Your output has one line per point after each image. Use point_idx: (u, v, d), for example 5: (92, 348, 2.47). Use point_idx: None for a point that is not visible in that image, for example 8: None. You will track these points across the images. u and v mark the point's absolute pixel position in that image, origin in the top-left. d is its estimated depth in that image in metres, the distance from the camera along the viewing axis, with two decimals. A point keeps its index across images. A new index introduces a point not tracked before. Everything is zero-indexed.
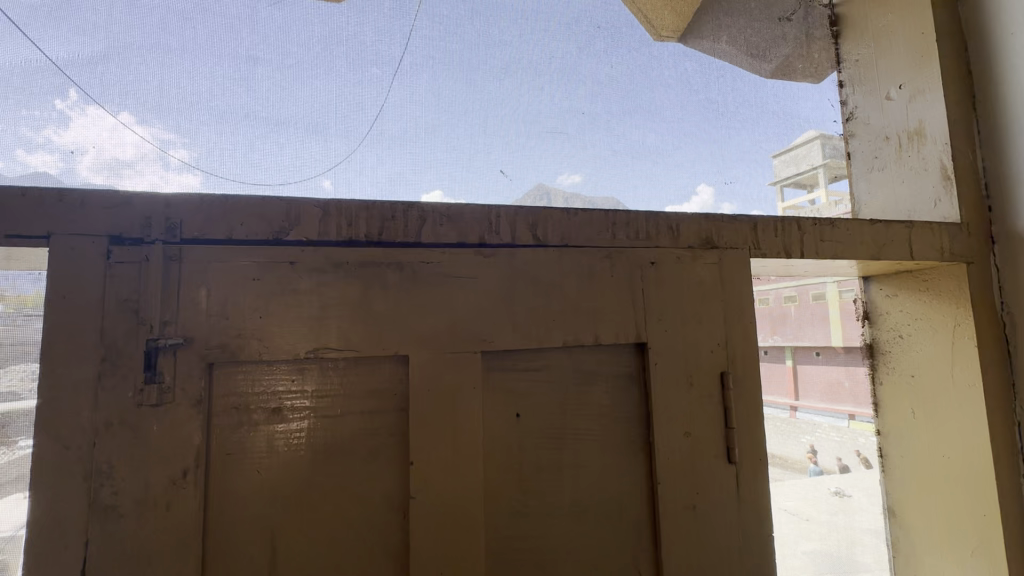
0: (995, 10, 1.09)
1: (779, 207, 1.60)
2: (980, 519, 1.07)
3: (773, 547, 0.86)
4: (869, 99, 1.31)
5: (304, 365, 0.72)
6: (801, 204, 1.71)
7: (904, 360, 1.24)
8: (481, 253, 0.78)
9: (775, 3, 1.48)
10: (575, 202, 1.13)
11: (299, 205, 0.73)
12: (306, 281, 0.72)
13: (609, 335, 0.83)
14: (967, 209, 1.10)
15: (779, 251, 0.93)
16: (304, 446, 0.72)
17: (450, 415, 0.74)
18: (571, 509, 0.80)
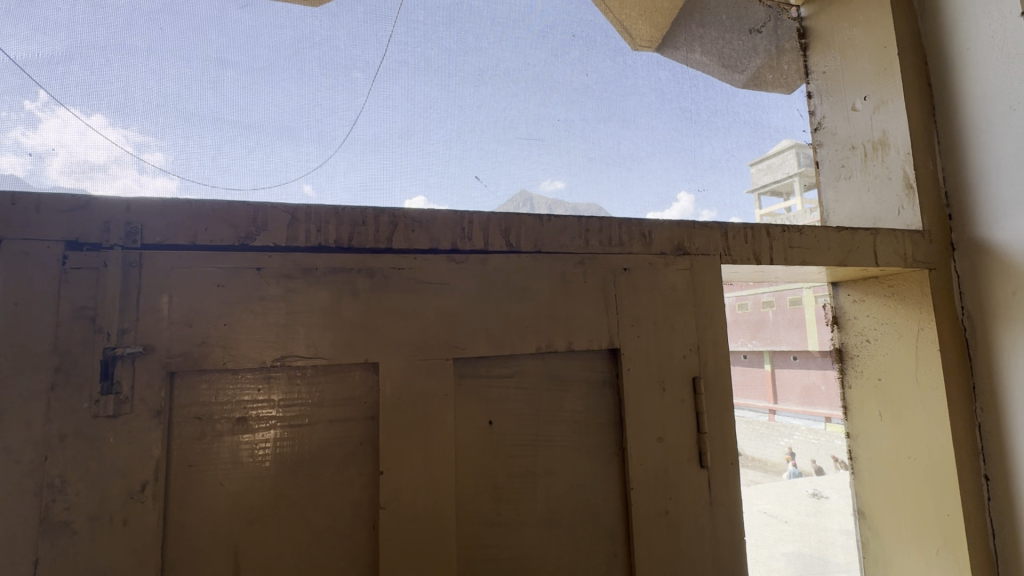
0: (951, 26, 1.14)
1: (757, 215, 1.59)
2: (944, 519, 1.09)
3: (744, 550, 0.86)
4: (837, 109, 1.35)
5: (271, 374, 0.71)
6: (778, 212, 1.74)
7: (872, 364, 1.27)
8: (453, 259, 0.78)
9: (746, 16, 1.50)
10: (557, 208, 1.13)
11: (266, 209, 0.71)
12: (274, 287, 0.71)
13: (582, 341, 0.83)
14: (929, 218, 1.14)
15: (749, 257, 0.95)
16: (269, 456, 0.70)
17: (422, 424, 0.73)
18: (546, 515, 0.79)
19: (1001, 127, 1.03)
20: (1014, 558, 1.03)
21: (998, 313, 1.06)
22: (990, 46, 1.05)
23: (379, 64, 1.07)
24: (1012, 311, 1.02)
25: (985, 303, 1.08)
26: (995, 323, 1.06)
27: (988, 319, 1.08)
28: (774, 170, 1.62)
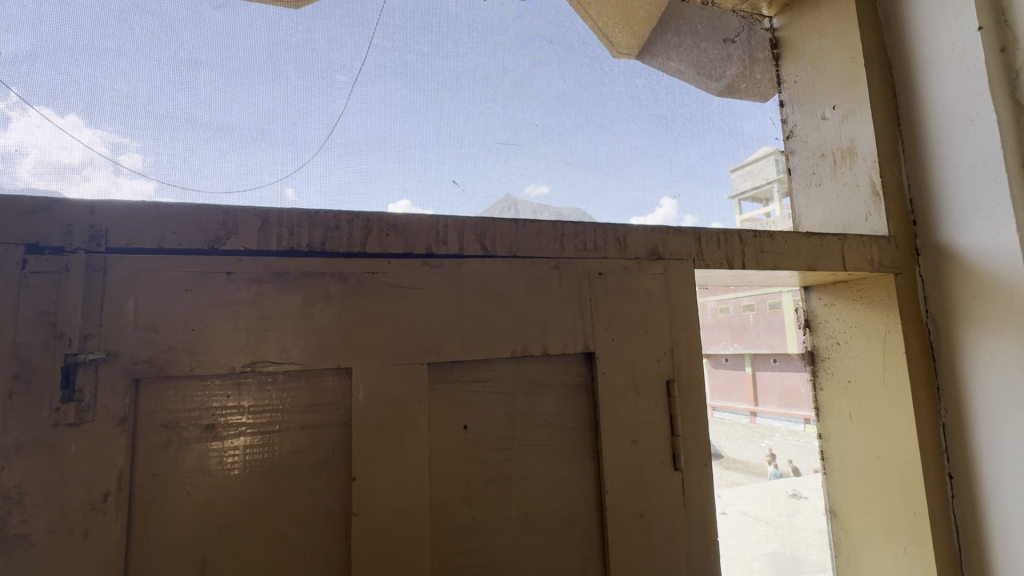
0: (914, 39, 1.18)
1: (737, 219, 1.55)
2: (911, 517, 1.12)
3: (717, 551, 0.88)
4: (807, 118, 1.39)
5: (241, 380, 0.70)
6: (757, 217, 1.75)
7: (842, 366, 1.30)
8: (427, 263, 0.78)
9: (720, 26, 1.54)
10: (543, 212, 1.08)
11: (236, 213, 0.70)
12: (244, 292, 0.70)
13: (557, 345, 0.83)
14: (895, 224, 1.17)
15: (722, 261, 0.96)
16: (239, 464, 0.69)
17: (395, 429, 0.73)
18: (520, 520, 0.79)
19: (961, 137, 1.07)
20: (977, 553, 1.07)
21: (959, 317, 1.10)
22: (950, 59, 1.09)
23: (359, 69, 1.06)
24: (973, 315, 1.06)
25: (948, 306, 1.12)
26: (957, 326, 1.10)
27: (951, 321, 1.11)
28: (755, 176, 1.64)
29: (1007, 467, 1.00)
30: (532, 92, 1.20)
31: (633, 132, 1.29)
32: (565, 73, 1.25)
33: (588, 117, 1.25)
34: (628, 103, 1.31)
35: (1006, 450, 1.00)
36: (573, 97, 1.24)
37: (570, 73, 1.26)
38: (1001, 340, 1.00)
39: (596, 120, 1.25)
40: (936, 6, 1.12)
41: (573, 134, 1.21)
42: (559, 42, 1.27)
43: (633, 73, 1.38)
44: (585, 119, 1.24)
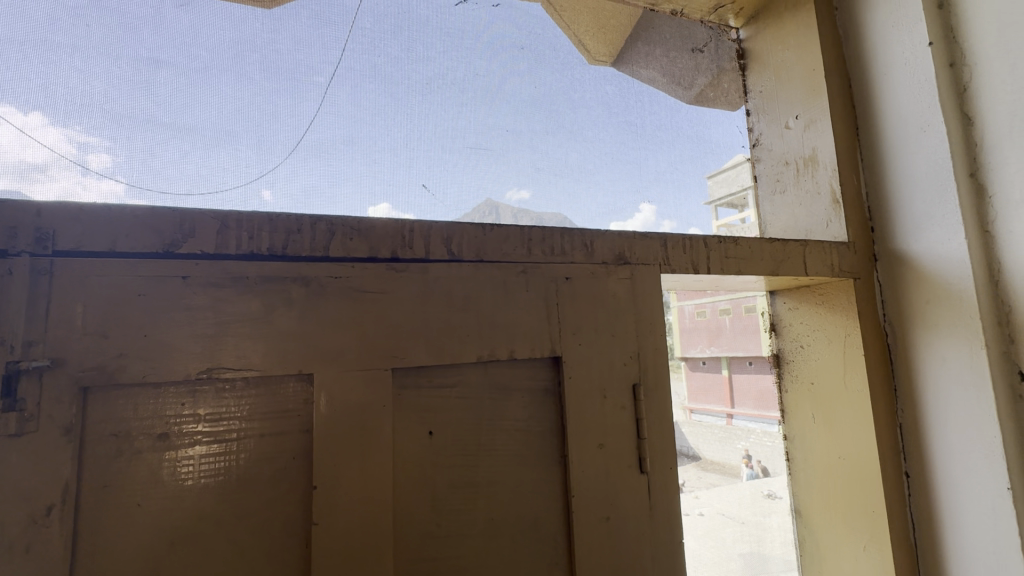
0: (871, 52, 1.22)
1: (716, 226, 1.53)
2: (870, 515, 1.16)
3: (682, 553, 0.88)
4: (772, 127, 1.43)
5: (197, 387, 0.68)
6: None
7: (806, 368, 1.34)
8: (393, 268, 0.77)
9: (689, 36, 1.58)
10: (523, 216, 1.08)
11: (192, 216, 0.68)
12: (201, 296, 0.68)
13: (524, 349, 0.83)
14: (854, 231, 1.21)
15: (688, 266, 0.98)
16: (193, 474, 0.67)
17: (358, 436, 0.72)
18: (486, 526, 0.79)
19: (915, 147, 1.11)
20: (931, 549, 1.10)
21: (914, 320, 1.14)
22: (904, 72, 1.13)
23: (334, 70, 1.05)
24: (926, 318, 1.10)
25: (904, 310, 1.16)
26: (912, 329, 1.14)
27: (907, 325, 1.15)
28: (730, 183, 1.59)
29: (958, 465, 1.04)
30: (503, 96, 1.20)
31: (604, 138, 1.30)
32: (537, 79, 1.26)
33: (559, 123, 1.26)
34: (599, 110, 1.33)
35: (957, 449, 1.04)
36: (544, 102, 1.26)
37: (541, 78, 1.27)
38: (951, 343, 1.05)
39: (567, 126, 1.26)
40: (890, 21, 1.16)
41: (545, 139, 1.22)
42: (531, 48, 1.29)
43: (604, 80, 1.39)
44: (556, 125, 1.25)
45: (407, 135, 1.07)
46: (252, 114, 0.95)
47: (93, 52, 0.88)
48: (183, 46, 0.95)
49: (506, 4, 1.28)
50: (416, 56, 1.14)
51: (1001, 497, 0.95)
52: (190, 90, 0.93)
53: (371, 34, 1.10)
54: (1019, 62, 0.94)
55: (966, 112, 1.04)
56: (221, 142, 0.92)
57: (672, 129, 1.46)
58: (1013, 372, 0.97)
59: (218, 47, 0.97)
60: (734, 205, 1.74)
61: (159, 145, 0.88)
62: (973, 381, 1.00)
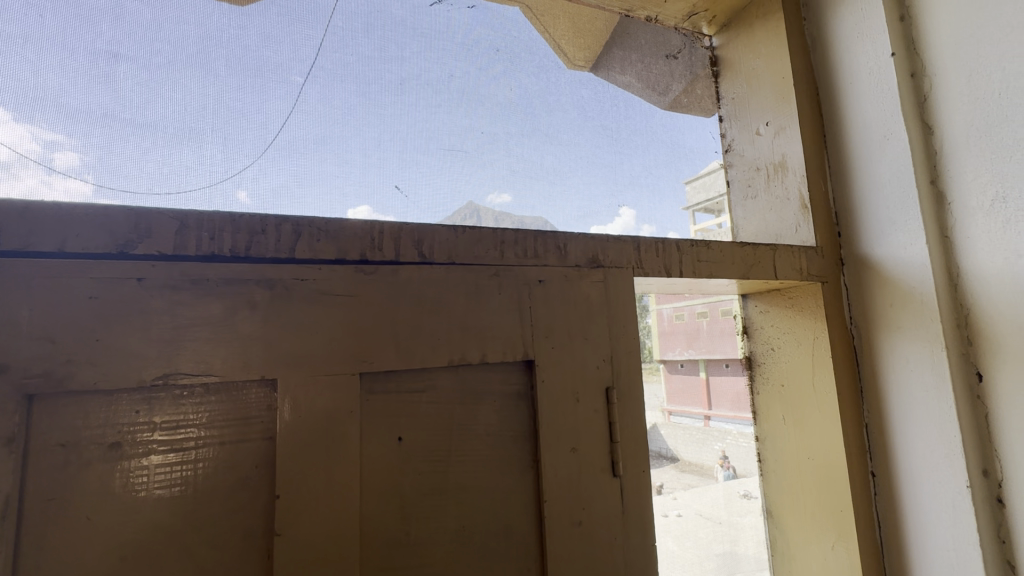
0: (837, 62, 1.26)
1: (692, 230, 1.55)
2: (838, 514, 1.18)
3: (655, 556, 0.89)
4: (744, 133, 1.45)
5: (153, 395, 0.65)
6: (711, 228, 1.78)
7: (776, 371, 1.36)
8: (362, 270, 0.75)
9: (665, 42, 1.61)
10: (505, 220, 1.11)
11: (149, 215, 0.65)
12: (157, 299, 0.65)
13: (496, 353, 0.83)
14: (821, 235, 1.24)
15: (661, 270, 0.99)
16: (148, 484, 0.64)
17: (323, 443, 0.70)
18: (456, 533, 0.77)
19: (879, 155, 1.15)
20: (896, 547, 1.13)
21: (878, 323, 1.17)
22: (868, 81, 1.17)
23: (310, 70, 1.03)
24: (890, 322, 1.13)
25: (869, 314, 1.19)
26: (877, 332, 1.17)
27: (872, 327, 1.18)
28: (708, 189, 1.70)
29: (920, 463, 1.07)
30: (478, 98, 1.19)
31: (579, 141, 1.31)
32: (512, 81, 1.26)
33: (534, 126, 1.26)
34: (574, 113, 1.34)
35: (919, 449, 1.07)
36: (520, 105, 1.25)
37: (516, 81, 1.27)
38: (914, 345, 1.08)
39: (542, 129, 1.26)
40: (855, 32, 1.20)
41: (520, 141, 1.22)
42: (506, 50, 1.29)
43: (579, 84, 1.40)
44: (531, 128, 1.25)
45: (379, 135, 1.05)
46: (218, 112, 0.93)
47: (47, 44, 0.84)
48: (145, 41, 0.91)
49: (480, 6, 1.28)
50: (390, 55, 1.12)
51: (960, 495, 0.98)
52: (152, 85, 0.89)
53: (343, 33, 1.09)
54: (976, 74, 0.98)
55: (927, 121, 1.07)
56: (185, 140, 0.89)
57: (647, 133, 1.48)
58: (971, 373, 1.00)
59: (182, 42, 0.94)
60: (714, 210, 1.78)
61: (118, 142, 0.84)
62: (934, 382, 1.03)
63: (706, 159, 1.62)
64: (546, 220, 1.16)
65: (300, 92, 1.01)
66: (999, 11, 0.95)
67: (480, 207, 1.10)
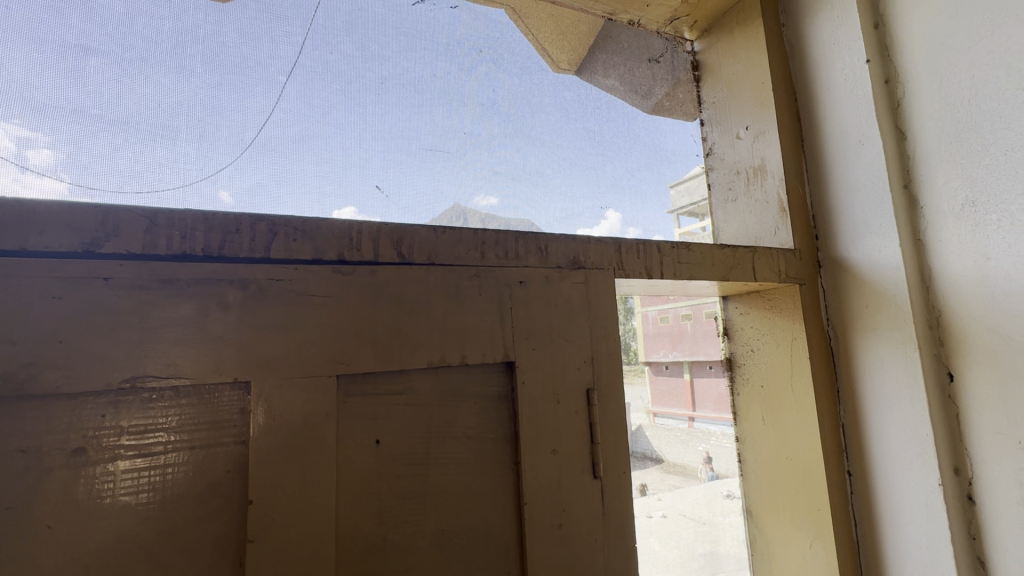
0: (814, 68, 1.28)
1: (676, 233, 1.57)
2: (815, 513, 1.20)
3: (635, 558, 0.89)
4: (724, 137, 1.47)
5: (120, 398, 0.63)
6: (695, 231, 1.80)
7: (755, 371, 1.38)
8: (340, 270, 0.74)
9: (647, 45, 1.62)
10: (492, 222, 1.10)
11: (117, 213, 0.63)
12: (125, 300, 0.63)
13: (476, 354, 0.82)
14: (799, 238, 1.26)
15: (641, 271, 0.99)
16: (115, 491, 0.62)
17: (299, 446, 0.69)
18: (435, 537, 0.76)
19: (854, 159, 1.17)
20: (872, 545, 1.15)
21: (854, 324, 1.19)
22: (844, 87, 1.19)
23: (291, 68, 1.02)
24: (865, 323, 1.15)
25: (845, 315, 1.21)
26: (853, 333, 1.19)
27: (848, 328, 1.20)
28: (692, 192, 1.69)
29: (894, 462, 1.09)
30: (461, 98, 1.19)
31: (562, 143, 1.31)
32: (495, 82, 1.26)
33: (517, 128, 1.26)
34: (557, 115, 1.34)
35: (893, 448, 1.09)
36: (503, 106, 1.25)
37: (499, 82, 1.27)
38: (888, 346, 1.10)
39: (525, 130, 1.26)
40: (831, 39, 1.22)
41: (502, 143, 1.22)
42: (489, 51, 1.28)
43: (562, 86, 1.40)
44: (514, 129, 1.25)
45: (358, 134, 1.04)
46: (192, 108, 0.91)
47: (12, 36, 0.81)
48: (117, 35, 0.89)
49: (463, 6, 1.28)
50: (370, 54, 1.11)
51: (933, 493, 1.00)
52: (124, 80, 0.87)
53: (324, 31, 1.07)
54: (947, 81, 1.01)
55: (900, 126, 1.10)
56: (158, 137, 0.87)
57: (630, 136, 1.49)
58: (943, 372, 1.02)
59: (155, 37, 0.92)
60: (696, 213, 1.80)
61: (88, 138, 0.82)
62: (908, 382, 1.05)
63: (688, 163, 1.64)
64: (530, 221, 1.16)
65: (281, 90, 0.99)
66: (968, 20, 0.98)
67: (466, 210, 1.10)
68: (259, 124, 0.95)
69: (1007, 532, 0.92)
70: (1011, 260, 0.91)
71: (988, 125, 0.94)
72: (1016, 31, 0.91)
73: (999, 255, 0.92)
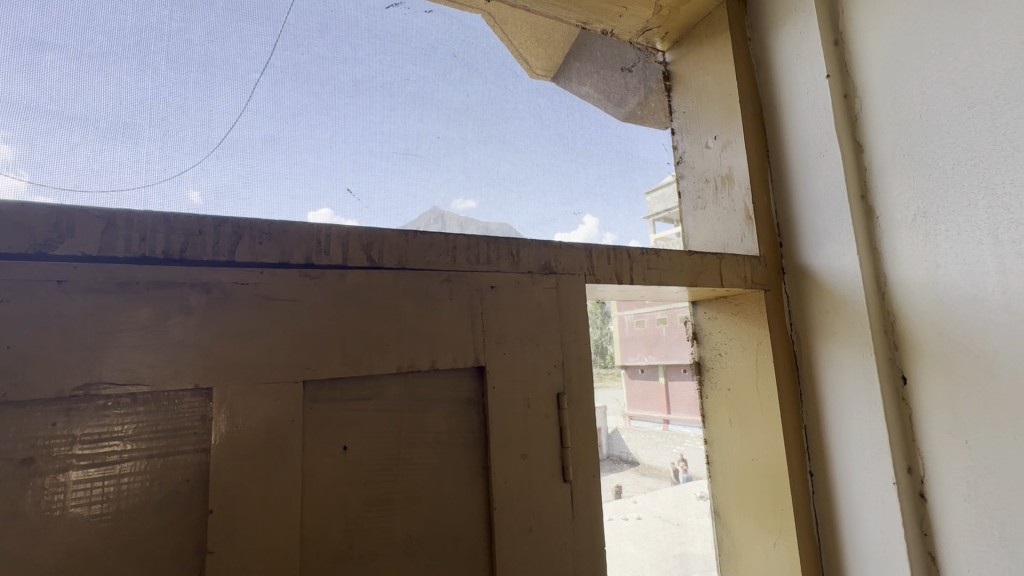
0: (778, 81, 1.33)
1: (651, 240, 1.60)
2: (780, 512, 1.23)
3: (604, 560, 0.90)
4: (694, 145, 1.51)
5: (73, 406, 0.60)
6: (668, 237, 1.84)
7: (723, 375, 1.41)
8: (307, 274, 0.73)
9: (620, 55, 1.66)
10: (468, 226, 1.10)
11: (72, 212, 0.61)
12: (80, 304, 0.60)
13: (446, 360, 0.82)
14: (764, 245, 1.31)
15: (611, 276, 1.01)
16: (65, 503, 0.59)
17: (263, 454, 0.67)
18: (403, 544, 0.76)
19: (815, 169, 1.21)
20: (832, 544, 1.18)
21: (815, 329, 1.23)
22: (805, 100, 1.24)
23: (263, 68, 1.00)
24: (825, 328, 1.19)
25: (807, 320, 1.25)
26: (814, 337, 1.23)
27: (809, 333, 1.24)
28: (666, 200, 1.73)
29: (852, 462, 1.13)
30: (434, 102, 1.18)
31: (534, 149, 1.33)
32: (470, 86, 1.26)
33: (491, 133, 1.27)
34: (530, 122, 1.36)
35: (851, 449, 1.13)
36: (477, 111, 1.26)
37: (473, 87, 1.27)
38: (847, 350, 1.14)
39: (498, 136, 1.27)
40: (794, 53, 1.27)
41: (476, 148, 1.22)
42: (463, 55, 1.29)
43: (536, 92, 1.41)
44: (488, 135, 1.26)
45: (329, 137, 1.02)
46: (156, 107, 0.88)
47: None
48: (75, 30, 0.86)
49: (438, 10, 1.28)
50: (342, 56, 1.10)
51: (888, 491, 1.04)
52: (82, 76, 0.84)
53: (295, 31, 1.05)
54: (900, 97, 1.06)
55: (858, 139, 1.15)
56: (118, 136, 0.84)
57: (603, 142, 1.51)
58: (897, 375, 1.07)
59: (117, 33, 0.89)
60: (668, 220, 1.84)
61: (42, 135, 0.79)
62: (865, 385, 1.09)
63: (659, 170, 1.68)
64: (509, 225, 1.17)
65: (252, 91, 0.97)
66: (918, 40, 1.03)
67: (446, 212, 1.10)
68: (226, 125, 0.93)
69: (955, 528, 0.96)
70: (958, 268, 0.96)
71: (937, 139, 0.99)
72: (962, 51, 0.96)
73: (947, 264, 0.97)
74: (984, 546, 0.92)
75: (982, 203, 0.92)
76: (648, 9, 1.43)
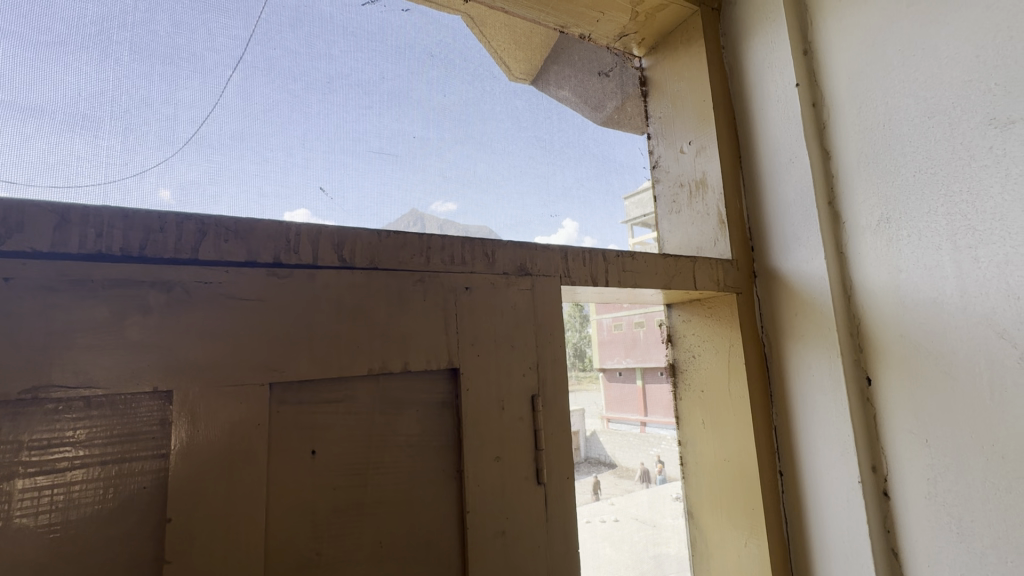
0: (749, 89, 1.36)
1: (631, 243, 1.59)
2: (751, 511, 1.25)
3: (576, 562, 0.89)
4: (669, 150, 1.54)
5: (20, 411, 0.57)
6: None
7: (696, 376, 1.43)
8: (275, 274, 0.71)
9: (597, 59, 1.67)
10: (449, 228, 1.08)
11: (20, 206, 0.57)
12: (27, 302, 0.57)
13: (418, 361, 0.81)
14: (736, 249, 1.33)
15: (587, 278, 1.01)
16: (8, 514, 0.55)
17: (225, 460, 0.65)
18: (374, 550, 0.74)
19: (785, 176, 1.24)
20: (801, 542, 1.21)
21: (784, 331, 1.26)
22: (776, 108, 1.27)
23: (234, 63, 0.98)
24: (795, 330, 1.22)
25: (777, 323, 1.28)
26: (783, 339, 1.26)
27: (779, 335, 1.27)
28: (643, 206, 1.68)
29: (819, 462, 1.15)
30: (411, 101, 1.17)
31: (512, 151, 1.33)
32: (447, 86, 1.25)
33: (469, 134, 1.26)
34: (508, 123, 1.36)
35: (819, 448, 1.15)
36: (454, 111, 1.25)
37: (450, 87, 1.26)
38: (815, 351, 1.17)
39: (475, 137, 1.27)
40: (766, 62, 1.30)
41: (452, 148, 1.21)
42: (441, 55, 1.28)
43: (514, 94, 1.41)
44: (466, 135, 1.25)
45: (302, 133, 1.00)
46: (118, 99, 0.85)
47: None
48: (29, 16, 0.82)
49: (416, 10, 1.27)
50: (316, 52, 1.08)
51: (854, 490, 1.07)
52: (34, 64, 0.80)
53: (268, 25, 1.03)
54: (865, 106, 1.09)
55: (825, 146, 1.18)
56: (77, 128, 0.80)
57: (581, 146, 1.51)
58: (862, 377, 1.10)
59: (76, 21, 0.86)
60: None
61: None
62: (832, 386, 1.12)
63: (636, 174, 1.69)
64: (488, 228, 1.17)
65: (221, 86, 0.95)
66: (882, 51, 1.06)
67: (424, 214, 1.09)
68: (193, 120, 0.90)
69: (917, 525, 0.99)
70: (918, 272, 0.99)
71: (900, 147, 1.03)
72: (923, 63, 1.00)
73: (909, 268, 1.00)
74: (943, 541, 0.95)
75: (941, 209, 0.96)
76: (625, 15, 1.46)
